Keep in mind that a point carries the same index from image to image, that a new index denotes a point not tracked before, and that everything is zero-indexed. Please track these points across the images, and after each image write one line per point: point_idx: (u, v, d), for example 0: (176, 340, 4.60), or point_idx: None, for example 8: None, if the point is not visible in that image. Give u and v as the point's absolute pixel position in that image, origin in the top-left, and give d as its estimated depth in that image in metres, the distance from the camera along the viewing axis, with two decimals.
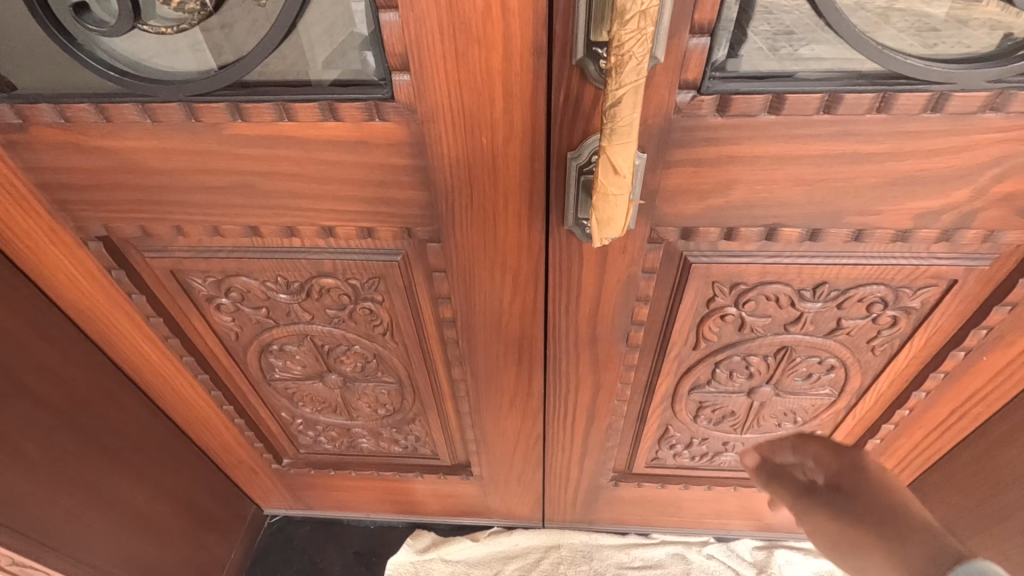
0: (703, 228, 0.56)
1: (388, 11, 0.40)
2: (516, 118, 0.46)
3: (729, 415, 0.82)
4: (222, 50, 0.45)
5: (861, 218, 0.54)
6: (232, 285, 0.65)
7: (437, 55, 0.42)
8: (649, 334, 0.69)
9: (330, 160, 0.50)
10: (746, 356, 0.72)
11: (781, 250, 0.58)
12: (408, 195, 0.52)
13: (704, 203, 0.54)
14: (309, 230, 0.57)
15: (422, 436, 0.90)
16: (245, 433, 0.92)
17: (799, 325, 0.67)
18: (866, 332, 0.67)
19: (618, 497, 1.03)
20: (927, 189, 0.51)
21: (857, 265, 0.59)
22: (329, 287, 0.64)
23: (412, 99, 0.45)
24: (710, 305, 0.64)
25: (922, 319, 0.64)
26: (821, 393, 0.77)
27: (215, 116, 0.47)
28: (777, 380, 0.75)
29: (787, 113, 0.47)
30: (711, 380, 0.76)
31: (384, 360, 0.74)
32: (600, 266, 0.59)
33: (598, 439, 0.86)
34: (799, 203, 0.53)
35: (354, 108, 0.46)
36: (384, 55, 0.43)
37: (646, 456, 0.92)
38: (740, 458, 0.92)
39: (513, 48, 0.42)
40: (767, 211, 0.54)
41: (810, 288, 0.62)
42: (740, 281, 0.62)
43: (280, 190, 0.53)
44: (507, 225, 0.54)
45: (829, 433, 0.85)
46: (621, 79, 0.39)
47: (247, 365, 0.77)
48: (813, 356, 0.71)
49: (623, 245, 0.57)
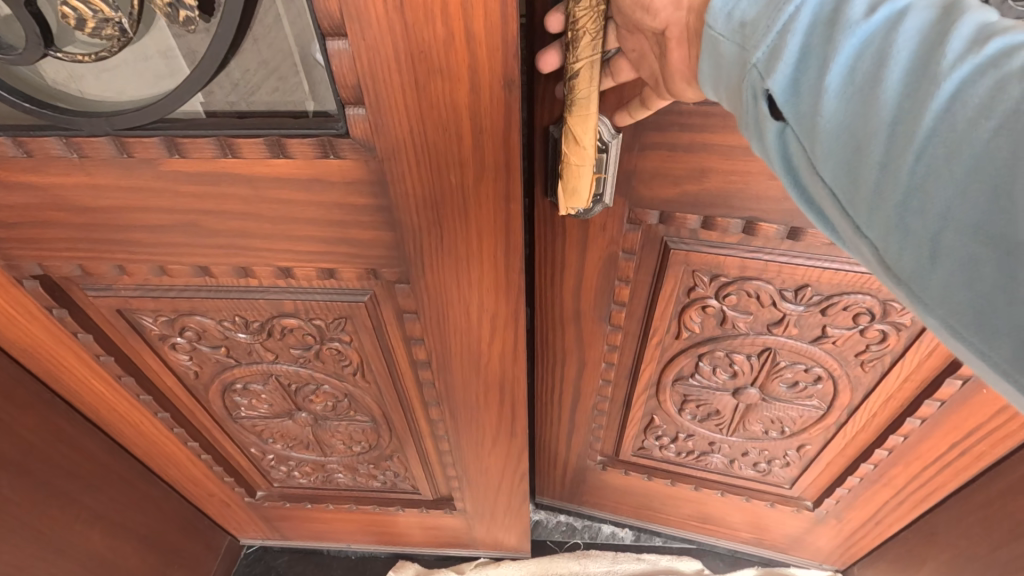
0: (681, 215, 0.59)
1: (336, 38, 0.35)
2: (489, 155, 0.40)
3: (714, 413, 0.83)
4: (194, 55, 0.38)
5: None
6: (186, 324, 0.59)
7: (395, 87, 0.36)
8: (631, 318, 0.72)
9: (283, 199, 0.44)
10: (729, 353, 0.73)
11: (761, 245, 0.60)
12: (371, 235, 0.47)
13: (679, 188, 0.56)
14: (265, 270, 0.51)
15: (401, 472, 0.85)
16: (214, 468, 0.87)
17: (782, 327, 0.68)
18: (855, 344, 0.68)
19: (606, 484, 1.04)
20: None
21: (839, 270, 0.60)
22: (292, 327, 0.59)
23: (370, 134, 0.39)
24: (691, 293, 0.67)
25: (914, 338, 0.65)
26: (808, 404, 0.78)
27: (149, 152, 0.42)
28: (762, 383, 0.76)
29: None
30: (695, 373, 0.77)
31: (356, 400, 0.69)
32: (583, 242, 0.64)
33: (585, 419, 0.90)
34: (774, 199, 0.55)
35: (304, 144, 0.40)
36: (335, 86, 0.37)
37: (633, 444, 0.93)
38: (728, 462, 0.92)
39: (481, 80, 0.36)
40: (744, 204, 0.56)
41: (793, 289, 0.64)
42: (720, 272, 0.64)
43: (229, 229, 0.47)
44: (483, 264, 0.49)
45: (820, 449, 0.85)
46: (577, 54, 0.42)
47: (210, 403, 0.72)
48: (798, 362, 0.72)
49: (604, 222, 0.62)
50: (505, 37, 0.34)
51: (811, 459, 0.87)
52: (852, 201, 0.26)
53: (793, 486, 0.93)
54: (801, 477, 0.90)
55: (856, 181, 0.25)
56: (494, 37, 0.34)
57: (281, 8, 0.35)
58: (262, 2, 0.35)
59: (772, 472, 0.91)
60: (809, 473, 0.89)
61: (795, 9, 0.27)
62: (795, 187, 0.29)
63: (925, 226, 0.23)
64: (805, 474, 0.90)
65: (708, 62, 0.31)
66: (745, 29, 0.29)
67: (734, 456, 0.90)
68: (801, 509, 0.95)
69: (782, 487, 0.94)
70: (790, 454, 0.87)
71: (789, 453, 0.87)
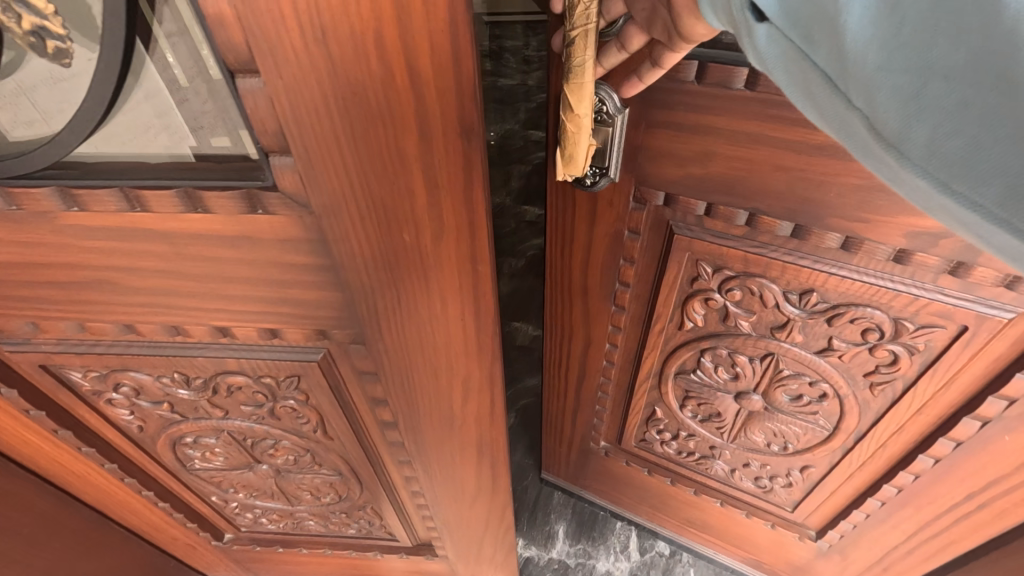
0: (684, 199, 0.62)
1: (247, 75, 0.27)
2: (448, 213, 0.33)
3: (716, 415, 0.86)
4: (75, 93, 0.31)
5: (845, 224, 0.55)
6: (120, 380, 0.52)
7: (325, 132, 0.29)
8: (636, 301, 0.78)
9: (206, 256, 0.37)
10: (732, 351, 0.75)
11: (766, 241, 0.61)
12: (317, 296, 0.40)
13: (684, 170, 0.59)
14: (198, 329, 0.44)
15: (375, 521, 0.78)
16: (175, 514, 0.80)
17: (785, 331, 0.68)
18: (864, 363, 0.66)
19: (605, 470, 1.14)
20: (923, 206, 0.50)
21: (847, 278, 0.59)
22: (238, 385, 0.52)
23: (301, 187, 0.32)
24: (694, 284, 0.70)
25: (927, 365, 0.62)
26: (816, 422, 0.77)
27: (41, 204, 0.35)
28: (765, 391, 0.77)
29: (763, 89, 0.50)
30: (697, 368, 0.81)
31: (320, 454, 0.62)
32: (591, 217, 0.72)
33: (589, 396, 1.00)
34: (779, 191, 0.56)
35: (224, 198, 0.33)
36: (252, 131, 0.30)
37: (635, 434, 1.00)
38: (728, 471, 0.95)
39: (432, 126, 0.29)
40: (749, 193, 0.58)
41: (798, 293, 0.64)
42: (725, 266, 0.66)
43: (151, 287, 0.40)
44: (449, 328, 0.42)
45: (825, 474, 0.84)
46: (573, 21, 0.47)
47: (160, 455, 0.65)
48: (802, 373, 0.72)
49: (611, 198, 0.68)
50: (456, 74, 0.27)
51: (815, 483, 0.87)
52: (840, 77, 0.25)
53: (795, 510, 0.93)
54: (803, 501, 0.91)
55: (841, 54, 0.25)
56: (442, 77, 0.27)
57: (175, 34, 0.29)
58: (145, 31, 0.29)
59: (773, 491, 0.93)
60: (812, 498, 0.89)
61: None
62: (787, 84, 0.28)
63: (907, 79, 0.22)
64: (808, 498, 0.90)
65: None
66: None
67: (736, 466, 0.93)
68: (805, 538, 0.96)
69: (783, 508, 0.95)
70: (794, 475, 0.87)
71: (794, 473, 0.87)
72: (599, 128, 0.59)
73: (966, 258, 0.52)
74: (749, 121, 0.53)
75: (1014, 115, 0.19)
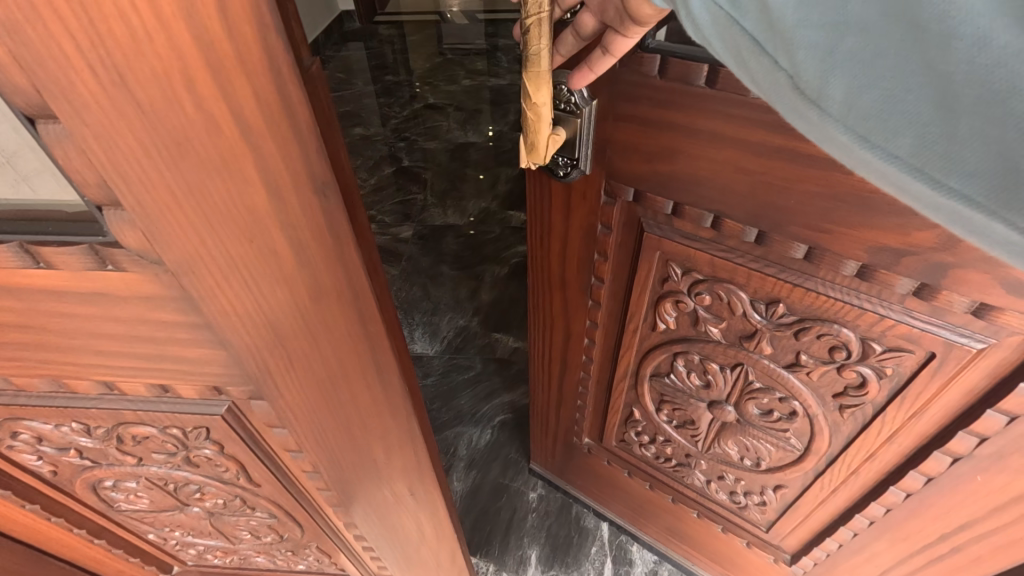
0: (652, 196, 0.68)
1: (48, 121, 0.22)
2: (322, 274, 0.30)
3: (690, 423, 0.92)
4: None
5: (808, 234, 0.59)
6: (17, 429, 0.48)
7: (156, 186, 0.24)
8: (610, 296, 0.85)
9: (64, 312, 0.33)
10: (704, 359, 0.80)
11: (732, 246, 0.67)
12: (201, 353, 0.35)
13: (650, 165, 0.66)
14: (81, 383, 0.40)
15: (322, 559, 0.74)
16: (115, 551, 0.75)
17: (754, 342, 0.73)
18: (834, 383, 0.70)
19: (586, 467, 1.18)
20: (879, 217, 0.54)
21: (819, 291, 0.63)
22: (144, 436, 0.47)
23: (148, 244, 0.27)
24: (665, 284, 0.76)
25: (896, 392, 0.66)
26: (787, 440, 0.81)
27: None
28: (736, 402, 0.82)
29: (722, 87, 0.54)
30: (671, 372, 0.86)
31: (249, 500, 0.58)
32: (566, 209, 0.79)
33: (569, 391, 1.07)
34: (742, 193, 0.61)
35: (65, 255, 0.29)
36: (74, 183, 0.25)
37: (615, 434, 1.06)
38: (706, 483, 0.99)
39: (282, 185, 0.25)
40: (714, 195, 0.63)
41: (765, 303, 0.68)
42: (694, 269, 0.72)
43: (18, 341, 0.36)
44: (349, 383, 0.38)
45: (798, 496, 0.88)
46: (529, 10, 0.53)
47: (83, 496, 0.61)
48: (772, 388, 0.76)
49: (585, 189, 0.74)
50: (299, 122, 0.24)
51: (788, 504, 0.90)
52: (770, 40, 0.28)
53: (770, 530, 0.97)
54: (778, 522, 0.94)
55: (770, 23, 0.28)
56: (282, 126, 0.23)
57: None
58: None
59: (747, 510, 0.97)
60: (784, 519, 0.93)
61: None
62: (724, 53, 0.31)
63: (828, 35, 0.26)
64: (781, 519, 0.93)
65: None
66: None
67: (712, 476, 0.97)
68: (779, 560, 0.99)
69: (759, 527, 0.98)
70: (768, 493, 0.91)
71: (768, 491, 0.91)
72: (568, 120, 0.65)
73: (930, 279, 0.55)
74: (710, 120, 0.57)
75: (917, 67, 0.23)
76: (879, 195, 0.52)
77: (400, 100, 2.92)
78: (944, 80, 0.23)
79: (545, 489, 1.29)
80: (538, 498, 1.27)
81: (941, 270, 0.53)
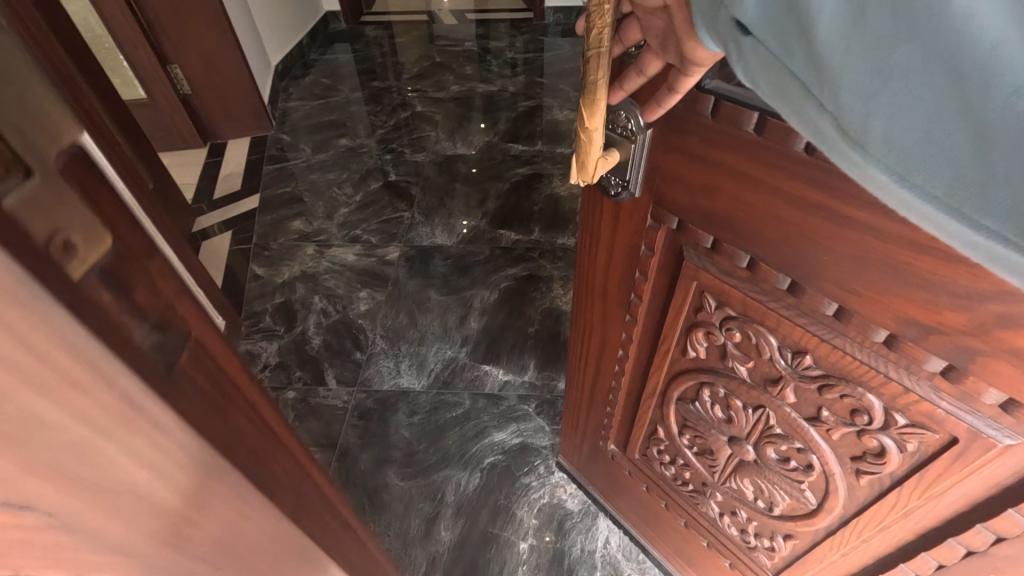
0: (692, 228, 0.66)
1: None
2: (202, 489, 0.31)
3: (709, 452, 0.89)
4: None
5: (838, 292, 0.55)
6: None
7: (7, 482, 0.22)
8: (648, 314, 0.83)
9: None
10: (728, 393, 0.77)
11: (764, 289, 0.63)
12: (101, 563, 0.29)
13: (693, 200, 0.63)
14: None
15: None
16: None
17: (778, 388, 0.69)
18: (854, 445, 0.65)
19: (611, 472, 1.18)
20: (911, 290, 0.49)
21: (844, 351, 0.59)
22: None
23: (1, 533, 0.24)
24: (699, 313, 0.74)
25: (915, 469, 0.61)
26: (802, 491, 0.76)
27: None
28: (756, 443, 0.79)
29: (768, 136, 0.51)
30: (696, 399, 0.84)
31: None
32: (614, 226, 0.78)
33: (602, 397, 1.07)
34: (774, 240, 0.57)
35: None
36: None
37: (639, 446, 1.05)
38: (718, 516, 0.96)
39: (156, 437, 0.27)
40: (750, 235, 0.60)
41: (792, 354, 0.65)
42: (729, 306, 0.68)
43: None
44: (260, 548, 0.39)
45: (806, 550, 0.83)
46: (592, 41, 0.53)
47: None
48: (791, 438, 0.72)
49: (632, 210, 0.73)
50: (148, 409, 0.26)
51: (795, 556, 0.86)
52: (818, 87, 0.34)
53: None
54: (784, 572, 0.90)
55: (818, 69, 0.33)
56: (143, 421, 0.26)
57: None
58: None
59: (755, 552, 0.93)
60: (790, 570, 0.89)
61: None
62: (772, 92, 0.37)
63: (876, 80, 0.31)
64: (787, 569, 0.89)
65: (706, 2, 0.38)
66: None
67: (725, 512, 0.94)
68: None
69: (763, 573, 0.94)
70: (778, 541, 0.87)
71: (777, 539, 0.87)
72: (621, 142, 0.63)
73: (959, 362, 0.50)
74: (751, 164, 0.55)
75: (956, 111, 0.29)
76: (912, 267, 0.48)
77: (388, 107, 2.84)
78: (977, 122, 0.28)
79: (536, 539, 1.23)
80: (528, 550, 1.22)
81: (971, 356, 0.48)
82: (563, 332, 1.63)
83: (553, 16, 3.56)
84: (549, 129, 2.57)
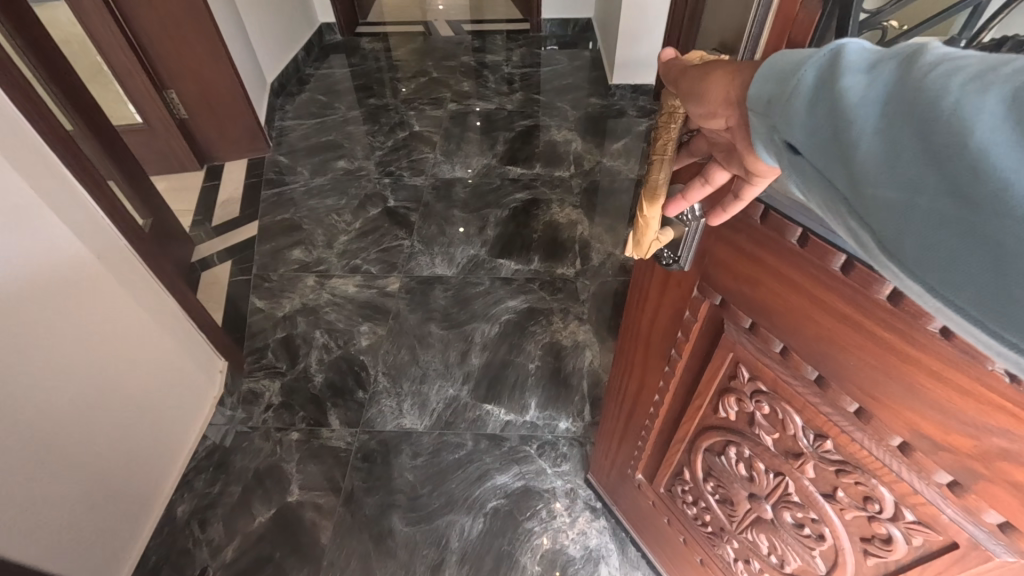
0: (734, 308, 0.68)
1: None
2: None
3: (729, 502, 0.91)
4: None
5: (859, 394, 0.57)
6: None
7: None
8: (685, 370, 0.86)
9: None
10: (751, 455, 0.79)
11: (792, 373, 0.64)
12: None
13: (735, 284, 0.66)
14: None
15: None
16: None
17: (798, 463, 0.70)
18: (863, 526, 0.67)
19: (637, 501, 1.21)
20: (927, 407, 0.50)
21: (860, 445, 0.60)
22: None
23: None
24: (732, 380, 0.75)
25: (920, 559, 0.62)
26: (812, 556, 0.78)
27: None
28: (774, 505, 0.80)
29: (809, 250, 0.53)
30: (722, 454, 0.86)
31: None
32: (663, 288, 0.82)
33: (634, 434, 1.11)
34: (806, 334, 0.59)
35: None
36: None
37: (664, 482, 1.07)
38: (732, 563, 0.98)
39: None
40: (783, 324, 0.61)
41: (812, 437, 0.66)
42: (762, 381, 0.69)
43: None
44: None
45: None
46: (658, 147, 0.58)
47: None
48: (805, 509, 0.73)
49: (680, 279, 0.77)
50: None
51: None
52: (859, 206, 0.34)
53: None
54: None
55: (857, 190, 0.33)
56: None
57: None
58: None
59: None
60: None
61: (805, 73, 0.36)
62: (824, 204, 0.37)
63: (904, 206, 0.30)
64: None
65: (758, 121, 0.39)
66: (768, 104, 0.38)
67: (739, 559, 0.96)
68: None
69: None
70: None
71: None
72: (676, 224, 0.65)
73: (964, 480, 0.51)
74: (790, 266, 0.57)
75: (978, 238, 0.27)
76: (928, 388, 0.49)
77: (386, 127, 2.83)
78: (999, 251, 0.27)
79: None
80: None
81: (973, 477, 0.50)
82: (565, 367, 1.65)
83: (549, 29, 3.56)
84: (548, 150, 2.57)
